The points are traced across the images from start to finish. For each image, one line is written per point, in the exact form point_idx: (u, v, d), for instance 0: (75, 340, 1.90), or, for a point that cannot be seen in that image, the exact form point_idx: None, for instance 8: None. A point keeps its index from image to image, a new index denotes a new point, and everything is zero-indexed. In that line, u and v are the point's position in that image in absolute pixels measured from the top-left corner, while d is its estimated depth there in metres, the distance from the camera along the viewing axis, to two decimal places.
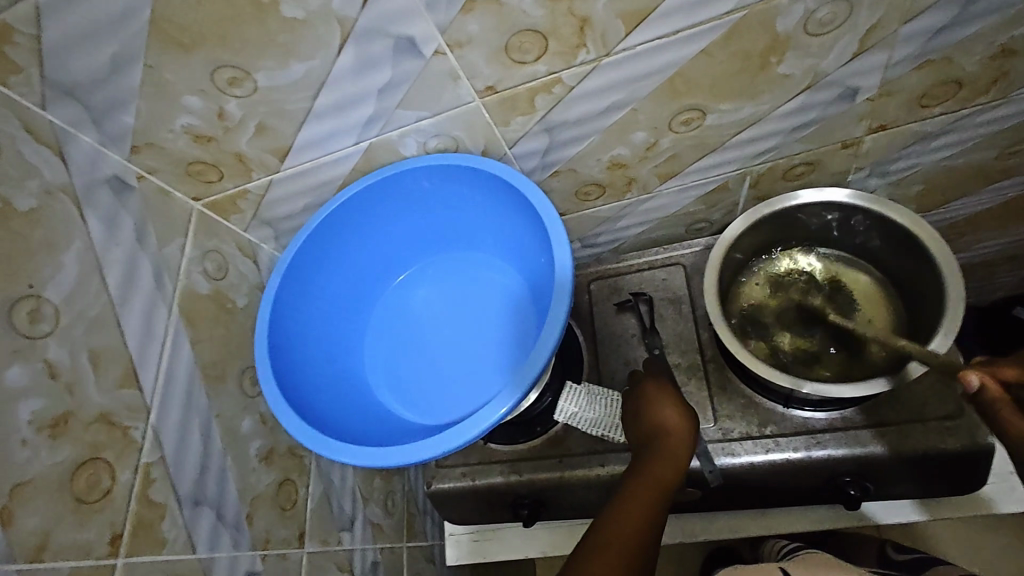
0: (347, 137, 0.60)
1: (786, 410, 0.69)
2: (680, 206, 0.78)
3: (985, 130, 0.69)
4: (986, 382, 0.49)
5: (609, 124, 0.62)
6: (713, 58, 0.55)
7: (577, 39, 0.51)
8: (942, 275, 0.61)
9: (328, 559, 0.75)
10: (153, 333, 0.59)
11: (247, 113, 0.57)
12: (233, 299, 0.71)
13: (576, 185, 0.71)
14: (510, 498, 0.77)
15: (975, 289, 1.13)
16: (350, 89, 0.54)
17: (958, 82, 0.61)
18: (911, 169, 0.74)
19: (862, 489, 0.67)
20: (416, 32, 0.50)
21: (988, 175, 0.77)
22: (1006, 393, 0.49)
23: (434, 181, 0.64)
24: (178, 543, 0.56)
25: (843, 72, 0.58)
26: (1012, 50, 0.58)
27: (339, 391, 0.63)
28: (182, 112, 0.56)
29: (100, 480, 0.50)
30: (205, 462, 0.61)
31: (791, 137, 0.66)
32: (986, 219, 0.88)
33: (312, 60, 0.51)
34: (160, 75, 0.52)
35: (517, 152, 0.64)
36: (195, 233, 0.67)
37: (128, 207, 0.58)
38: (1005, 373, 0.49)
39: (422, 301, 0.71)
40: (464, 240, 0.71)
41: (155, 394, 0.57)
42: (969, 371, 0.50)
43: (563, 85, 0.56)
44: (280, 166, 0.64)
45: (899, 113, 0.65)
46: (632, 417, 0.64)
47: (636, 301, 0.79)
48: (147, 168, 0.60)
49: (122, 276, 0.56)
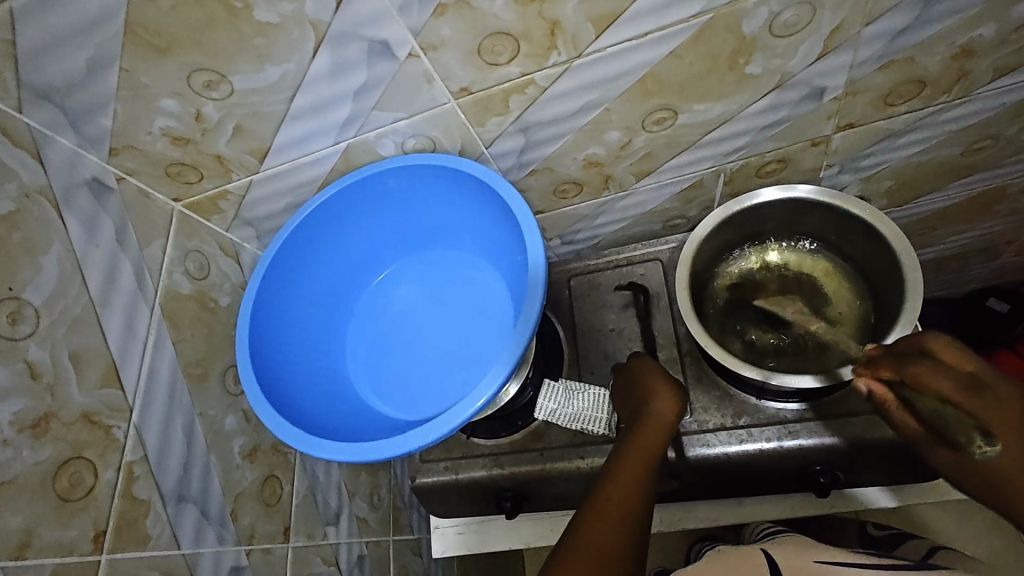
0: (325, 138, 0.61)
1: (759, 401, 0.71)
2: (656, 203, 0.79)
3: (951, 127, 0.71)
4: (872, 386, 0.56)
5: (584, 124, 0.63)
6: (682, 60, 0.56)
7: (548, 42, 0.52)
8: (904, 270, 0.63)
9: (314, 552, 0.76)
10: (135, 333, 0.59)
11: (225, 115, 0.57)
12: (216, 299, 0.71)
13: (553, 183, 0.72)
14: (492, 491, 0.79)
15: (949, 281, 1.16)
16: (326, 92, 0.55)
17: (922, 80, 0.63)
18: (880, 165, 0.76)
19: (832, 477, 0.69)
20: (389, 35, 0.50)
21: (955, 170, 0.79)
22: (890, 393, 0.55)
23: (411, 180, 0.65)
24: (162, 539, 0.57)
25: (809, 72, 0.60)
26: (973, 50, 0.60)
27: (320, 389, 0.64)
28: (159, 114, 0.56)
29: (83, 479, 0.51)
30: (189, 459, 0.62)
31: (762, 135, 0.68)
32: (955, 214, 0.90)
33: (287, 63, 0.52)
34: (136, 78, 0.52)
35: (493, 151, 0.65)
36: (176, 233, 0.67)
37: (107, 209, 0.59)
38: (885, 373, 0.54)
39: (403, 300, 0.72)
40: (443, 239, 0.72)
41: (137, 393, 0.58)
42: (858, 378, 0.57)
43: (536, 86, 0.57)
44: (259, 167, 0.64)
45: (866, 111, 0.66)
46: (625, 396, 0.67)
47: (635, 291, 0.80)
48: (126, 170, 0.61)
49: (102, 278, 0.56)
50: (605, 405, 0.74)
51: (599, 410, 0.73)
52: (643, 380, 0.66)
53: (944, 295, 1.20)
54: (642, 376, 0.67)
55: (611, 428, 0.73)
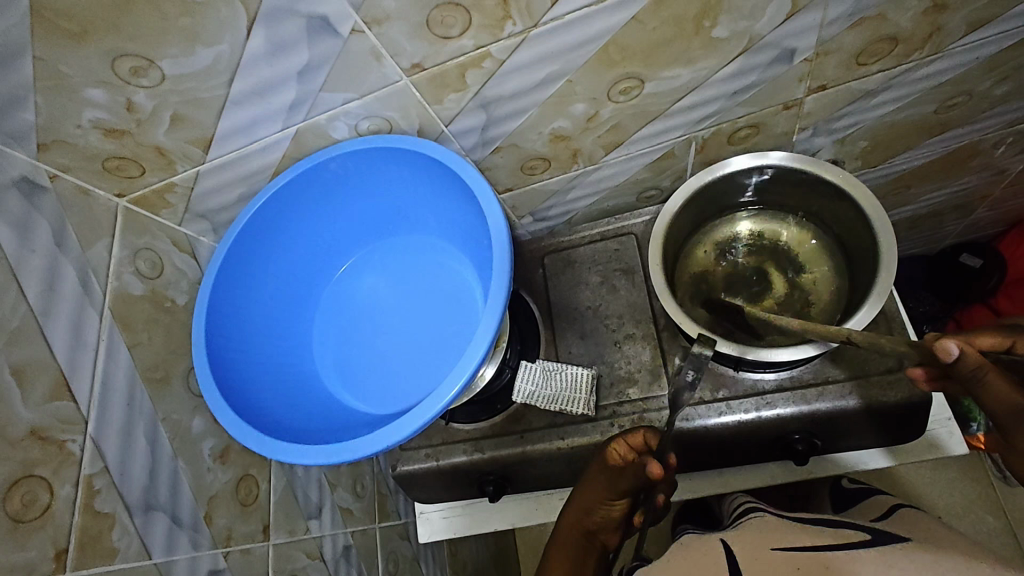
0: (273, 123, 0.57)
1: (737, 373, 0.70)
2: (627, 176, 0.77)
3: (923, 85, 0.69)
4: (964, 348, 0.45)
5: (547, 98, 0.60)
6: (645, 25, 0.53)
7: (502, 11, 0.49)
8: (875, 233, 0.62)
9: (296, 548, 0.75)
10: (85, 341, 0.56)
11: (160, 103, 0.54)
12: (173, 297, 0.68)
13: (519, 160, 0.69)
14: (474, 476, 0.78)
15: (925, 239, 1.16)
16: (268, 74, 0.52)
17: (894, 38, 0.61)
18: (854, 127, 0.74)
19: (809, 445, 0.69)
20: (329, 10, 0.47)
21: (929, 128, 0.78)
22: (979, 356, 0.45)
23: (365, 166, 0.62)
24: (131, 551, 0.55)
25: (778, 33, 0.57)
26: (945, 4, 0.58)
27: (287, 388, 0.62)
28: (88, 106, 0.52)
29: (38, 497, 0.49)
30: (155, 467, 0.60)
31: (733, 101, 0.65)
32: (930, 171, 0.89)
33: (219, 45, 0.49)
34: (55, 66, 0.48)
35: (453, 130, 0.62)
36: (124, 230, 0.63)
37: (42, 210, 0.54)
38: (987, 341, 0.49)
39: (370, 290, 0.70)
40: (406, 224, 0.70)
41: (91, 403, 0.55)
42: (947, 339, 0.45)
43: (492, 59, 0.54)
44: (205, 157, 0.61)
45: (838, 72, 0.64)
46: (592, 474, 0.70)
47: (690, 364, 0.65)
48: (60, 167, 0.56)
49: (41, 285, 0.53)
50: (583, 385, 0.73)
51: (576, 391, 0.73)
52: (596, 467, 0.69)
53: (917, 253, 1.21)
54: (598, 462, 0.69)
55: (590, 407, 0.73)
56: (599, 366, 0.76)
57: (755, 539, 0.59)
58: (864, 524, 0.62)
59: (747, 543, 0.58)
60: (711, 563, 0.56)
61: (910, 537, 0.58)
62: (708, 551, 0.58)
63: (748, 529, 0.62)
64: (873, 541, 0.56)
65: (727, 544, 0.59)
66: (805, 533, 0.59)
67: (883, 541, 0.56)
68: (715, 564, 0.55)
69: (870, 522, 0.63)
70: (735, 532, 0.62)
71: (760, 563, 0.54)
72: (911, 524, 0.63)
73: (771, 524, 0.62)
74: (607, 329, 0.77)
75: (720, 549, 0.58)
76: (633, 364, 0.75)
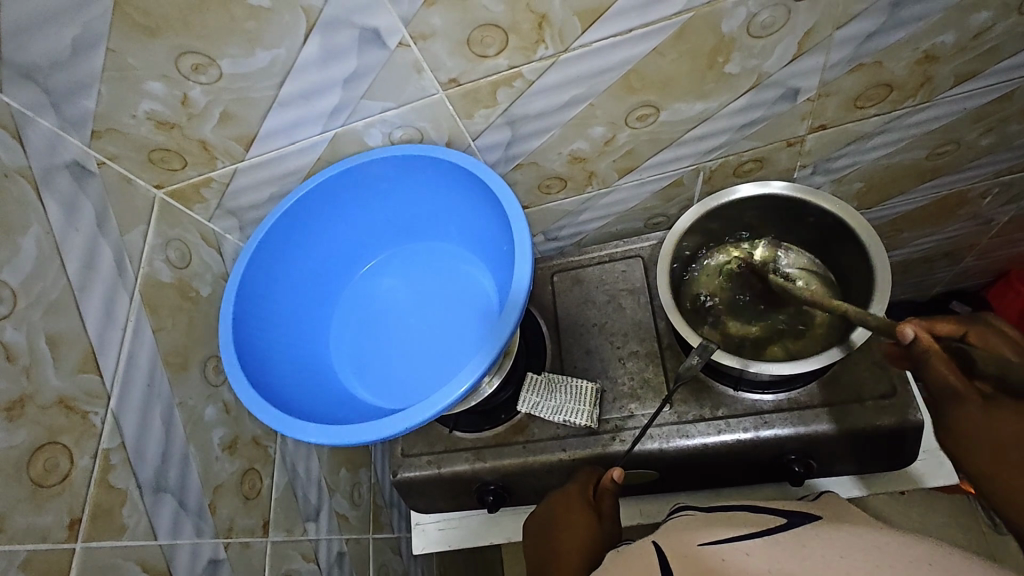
0: (313, 126, 0.62)
1: (737, 393, 0.72)
2: (636, 201, 0.81)
3: (914, 131, 0.75)
4: (919, 333, 0.48)
5: (569, 119, 0.65)
6: (664, 57, 0.58)
7: (536, 35, 0.54)
8: (870, 258, 0.65)
9: (292, 548, 0.74)
10: (114, 319, 0.57)
11: (213, 100, 0.58)
12: (197, 288, 0.69)
13: (538, 177, 0.73)
14: (475, 486, 0.77)
15: (915, 285, 1.20)
16: (317, 78, 0.56)
17: (888, 85, 0.66)
18: (852, 167, 0.79)
19: (806, 466, 0.71)
20: (381, 23, 0.52)
21: (920, 173, 0.83)
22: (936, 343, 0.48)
23: (394, 170, 0.66)
24: (139, 530, 0.55)
25: (784, 72, 0.62)
26: (935, 56, 0.64)
27: (303, 376, 0.64)
28: (146, 97, 0.56)
29: (59, 464, 0.49)
30: (167, 448, 0.60)
31: (740, 134, 0.70)
32: (921, 217, 0.94)
33: (277, 48, 0.53)
34: (124, 58, 0.52)
35: (480, 143, 0.67)
36: (158, 220, 0.66)
37: (88, 193, 0.57)
38: (942, 327, 0.48)
39: (388, 289, 0.73)
40: (429, 230, 0.74)
41: (115, 379, 0.56)
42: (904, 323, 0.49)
43: (523, 79, 0.59)
44: (245, 155, 0.64)
45: (838, 113, 0.70)
46: (564, 502, 0.66)
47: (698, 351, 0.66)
48: (108, 155, 0.59)
49: (81, 261, 0.54)
50: (587, 397, 0.74)
51: (580, 402, 0.73)
52: (563, 496, 0.67)
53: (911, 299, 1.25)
54: (566, 494, 0.67)
55: (594, 419, 0.73)
56: (603, 381, 0.78)
57: (683, 537, 0.50)
58: (777, 508, 0.57)
59: (673, 539, 0.50)
60: (644, 564, 0.45)
61: (819, 516, 0.53)
62: (640, 551, 0.48)
63: (671, 530, 0.53)
64: (788, 525, 0.49)
65: (657, 544, 0.49)
66: (726, 526, 0.51)
67: (796, 523, 0.50)
68: (647, 565, 0.45)
69: (785, 506, 0.58)
70: (665, 532, 0.53)
71: (703, 551, 0.45)
72: (828, 508, 0.58)
73: (695, 522, 0.54)
74: (611, 345, 0.80)
75: (648, 551, 0.48)
76: (636, 380, 0.77)
